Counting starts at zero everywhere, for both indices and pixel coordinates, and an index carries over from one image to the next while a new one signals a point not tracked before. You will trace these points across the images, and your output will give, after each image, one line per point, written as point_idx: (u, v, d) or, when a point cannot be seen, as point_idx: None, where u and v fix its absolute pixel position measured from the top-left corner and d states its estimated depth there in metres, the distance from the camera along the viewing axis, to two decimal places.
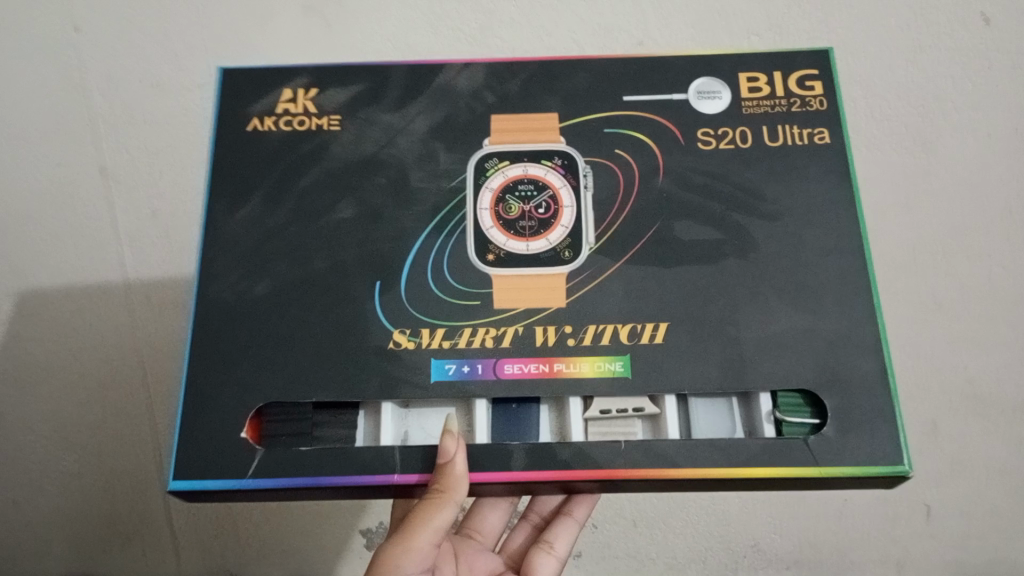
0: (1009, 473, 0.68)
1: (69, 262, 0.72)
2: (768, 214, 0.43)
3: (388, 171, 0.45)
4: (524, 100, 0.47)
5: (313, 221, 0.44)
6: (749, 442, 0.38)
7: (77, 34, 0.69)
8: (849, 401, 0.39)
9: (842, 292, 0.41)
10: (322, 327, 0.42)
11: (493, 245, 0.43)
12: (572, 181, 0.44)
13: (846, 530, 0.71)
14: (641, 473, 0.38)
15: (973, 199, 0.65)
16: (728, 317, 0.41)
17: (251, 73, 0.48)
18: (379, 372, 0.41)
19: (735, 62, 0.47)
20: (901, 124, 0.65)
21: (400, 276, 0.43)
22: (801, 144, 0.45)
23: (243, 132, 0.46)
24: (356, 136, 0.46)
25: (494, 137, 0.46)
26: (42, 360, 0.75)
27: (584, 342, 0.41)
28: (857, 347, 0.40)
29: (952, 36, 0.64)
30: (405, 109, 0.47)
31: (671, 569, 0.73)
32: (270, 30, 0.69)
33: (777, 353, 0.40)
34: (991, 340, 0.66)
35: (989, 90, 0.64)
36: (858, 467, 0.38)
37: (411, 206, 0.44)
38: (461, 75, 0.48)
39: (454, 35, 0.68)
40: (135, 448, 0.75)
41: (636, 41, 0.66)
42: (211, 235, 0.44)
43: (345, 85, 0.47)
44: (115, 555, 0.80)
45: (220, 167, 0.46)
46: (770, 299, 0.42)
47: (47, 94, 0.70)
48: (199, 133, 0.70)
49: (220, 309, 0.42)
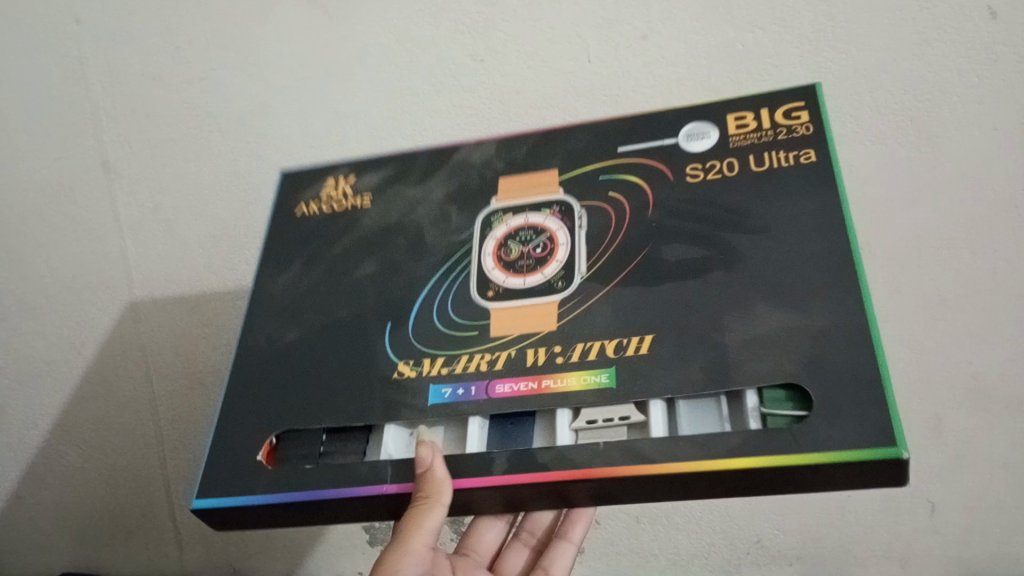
0: (1015, 469, 0.67)
1: (74, 255, 0.73)
2: (753, 228, 0.43)
3: (407, 234, 0.50)
4: (529, 163, 0.51)
5: (340, 280, 0.49)
6: (727, 436, 0.36)
7: (78, 27, 0.67)
8: (836, 389, 0.35)
9: (829, 288, 0.39)
10: (337, 364, 0.45)
11: (494, 283, 0.45)
12: (568, 223, 0.46)
13: (848, 526, 0.72)
14: (616, 472, 0.36)
15: (979, 191, 0.61)
16: (712, 323, 0.40)
17: (305, 171, 0.56)
18: (383, 398, 0.43)
19: (726, 107, 0.48)
20: (904, 117, 0.60)
21: (408, 317, 0.46)
22: (787, 166, 0.44)
23: (292, 216, 0.54)
24: (383, 209, 0.52)
25: (500, 196, 0.49)
26: (43, 355, 0.77)
27: (571, 359, 0.41)
28: (845, 336, 0.37)
29: (958, 28, 0.58)
30: (426, 184, 0.52)
31: (674, 563, 0.78)
32: (274, 24, 0.65)
33: (761, 351, 0.38)
34: (994, 335, 0.64)
35: (1003, 81, 0.58)
36: (844, 453, 0.34)
37: (424, 259, 0.49)
38: (476, 151, 0.53)
39: (456, 29, 0.63)
40: (134, 441, 0.78)
41: (638, 35, 0.61)
42: (259, 296, 0.50)
43: (378, 170, 0.54)
44: (123, 546, 0.85)
45: (274, 244, 0.53)
46: (755, 302, 0.40)
47: (50, 91, 0.69)
48: (191, 127, 0.68)
49: (256, 354, 0.47)
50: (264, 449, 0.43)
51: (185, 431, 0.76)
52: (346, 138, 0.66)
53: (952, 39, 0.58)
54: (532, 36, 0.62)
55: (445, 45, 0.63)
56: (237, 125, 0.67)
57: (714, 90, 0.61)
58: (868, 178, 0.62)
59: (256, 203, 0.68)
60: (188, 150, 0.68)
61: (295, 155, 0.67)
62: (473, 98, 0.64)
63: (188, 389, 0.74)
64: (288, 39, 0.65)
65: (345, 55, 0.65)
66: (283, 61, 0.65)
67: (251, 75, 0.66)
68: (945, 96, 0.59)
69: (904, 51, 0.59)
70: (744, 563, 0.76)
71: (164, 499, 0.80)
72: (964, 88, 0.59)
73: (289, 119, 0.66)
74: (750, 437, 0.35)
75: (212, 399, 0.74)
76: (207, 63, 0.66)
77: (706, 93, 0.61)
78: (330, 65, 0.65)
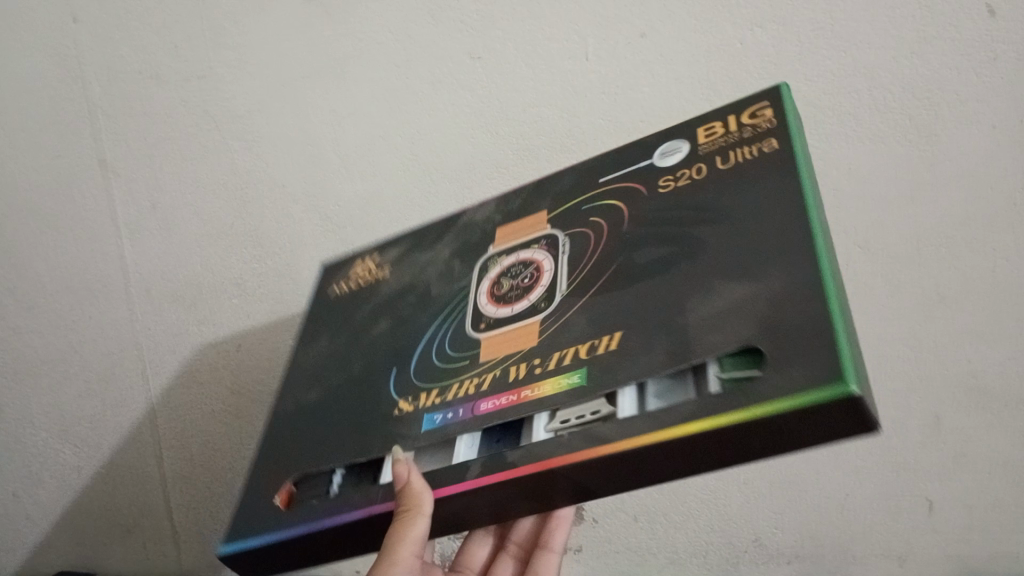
0: (1013, 465, 0.68)
1: (73, 252, 0.73)
2: (715, 217, 0.41)
3: (416, 292, 0.52)
4: (525, 209, 0.52)
5: (358, 343, 0.52)
6: (684, 407, 0.34)
7: (77, 26, 0.65)
8: (788, 339, 0.33)
9: (786, 252, 0.36)
10: (347, 413, 0.47)
11: (485, 316, 0.46)
12: (552, 252, 0.47)
13: (850, 524, 0.73)
14: (577, 458, 0.35)
15: (977, 188, 0.61)
16: (675, 307, 0.38)
17: (343, 259, 0.60)
18: (382, 433, 0.44)
19: (697, 122, 0.48)
20: (903, 116, 0.60)
21: (410, 361, 0.47)
22: (750, 158, 0.43)
23: (324, 298, 0.57)
24: (399, 276, 0.55)
25: (496, 243, 0.51)
26: (40, 354, 0.77)
27: (548, 368, 0.40)
28: (799, 290, 0.34)
29: (958, 26, 0.57)
30: (436, 247, 0.55)
31: (673, 561, 0.79)
32: (269, 23, 0.63)
33: (718, 322, 0.35)
34: (994, 333, 0.64)
35: (1006, 77, 0.57)
36: (791, 400, 0.31)
37: (429, 309, 0.50)
38: (479, 210, 0.55)
39: (456, 28, 0.61)
40: (131, 440, 0.79)
41: (637, 33, 0.59)
42: (293, 368, 0.54)
43: (398, 244, 0.57)
44: (119, 544, 0.85)
45: (310, 325, 0.56)
46: (716, 279, 0.38)
47: (46, 87, 0.68)
48: (188, 125, 0.67)
49: (283, 416, 0.50)
50: (282, 495, 0.45)
51: (184, 427, 0.77)
52: (344, 136, 0.65)
53: (953, 37, 0.57)
54: (529, 34, 0.60)
55: (444, 43, 0.62)
56: (233, 124, 0.66)
57: (712, 88, 0.60)
58: (868, 176, 0.62)
59: (253, 201, 0.68)
60: (183, 149, 0.68)
61: (292, 151, 0.66)
62: (471, 97, 0.63)
63: (185, 387, 0.75)
64: (283, 35, 0.63)
65: (338, 54, 0.63)
66: (276, 59, 0.64)
67: (243, 73, 0.65)
68: (944, 95, 0.59)
69: (904, 48, 0.58)
70: (742, 563, 0.77)
71: (163, 495, 0.81)
72: (965, 86, 0.58)
73: (287, 117, 0.65)
74: (704, 403, 0.33)
75: (211, 396, 0.75)
76: (207, 60, 0.65)
77: (706, 92, 0.60)
78: (326, 59, 0.63)
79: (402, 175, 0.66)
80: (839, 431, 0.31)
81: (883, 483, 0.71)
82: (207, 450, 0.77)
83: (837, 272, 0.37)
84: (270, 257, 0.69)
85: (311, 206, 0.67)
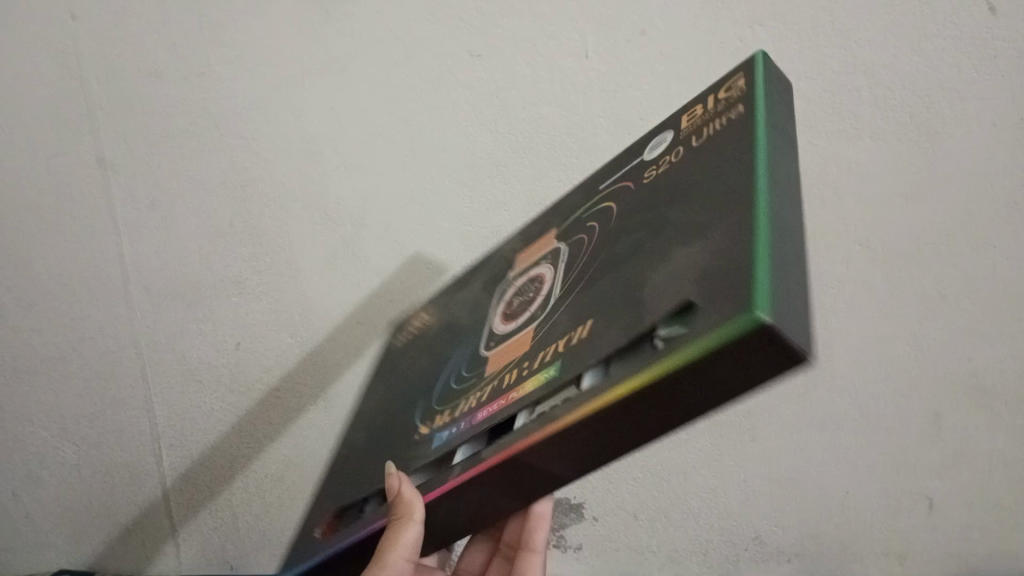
0: (1010, 464, 0.74)
1: (68, 253, 0.71)
2: (683, 187, 0.37)
3: (451, 328, 0.56)
4: (540, 233, 0.54)
5: (405, 383, 0.56)
6: (623, 370, 0.30)
7: (75, 24, 0.61)
8: (715, 278, 0.28)
9: (731, 197, 0.32)
10: (386, 445, 0.50)
11: (495, 333, 0.47)
12: (553, 263, 0.47)
13: (848, 522, 0.79)
14: (528, 442, 0.33)
15: (978, 186, 0.62)
16: (634, 277, 0.34)
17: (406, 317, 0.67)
18: (404, 456, 0.46)
19: (684, 110, 0.46)
20: (903, 113, 0.60)
21: (435, 389, 0.50)
22: (718, 125, 0.39)
23: (391, 353, 0.64)
24: (443, 318, 0.59)
25: (516, 268, 0.53)
26: (38, 352, 0.76)
27: (528, 367, 0.38)
28: (732, 229, 0.30)
29: (958, 23, 0.56)
30: (470, 286, 0.59)
31: (673, 558, 0.84)
32: (273, 21, 0.60)
33: (664, 279, 0.32)
34: (995, 331, 0.68)
35: (1005, 75, 0.57)
36: (706, 339, 0.27)
37: (457, 340, 0.53)
38: (504, 245, 0.58)
39: (457, 26, 0.59)
40: (132, 439, 0.80)
41: (636, 31, 0.58)
42: (358, 414, 0.59)
43: (445, 292, 0.63)
44: (117, 546, 0.88)
45: (377, 378, 0.62)
46: (672, 240, 0.34)
47: (35, 87, 0.63)
48: (194, 124, 0.64)
49: (345, 458, 0.55)
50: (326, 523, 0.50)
51: (185, 429, 0.80)
52: (343, 134, 0.64)
53: (953, 33, 0.56)
54: (529, 32, 0.59)
55: (445, 41, 0.60)
56: (233, 123, 0.64)
57: None
58: (871, 174, 0.62)
59: (253, 201, 0.68)
60: (183, 148, 0.66)
61: (291, 149, 0.65)
62: (471, 93, 0.62)
63: (186, 386, 0.77)
64: (287, 29, 0.60)
65: (334, 51, 0.61)
66: (277, 56, 0.61)
67: (246, 72, 0.62)
68: (944, 92, 0.58)
69: (905, 45, 0.57)
70: (743, 559, 0.83)
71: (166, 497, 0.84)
72: (965, 84, 0.58)
73: (288, 116, 0.64)
74: (638, 362, 0.30)
75: (209, 394, 0.78)
76: (207, 58, 0.61)
77: None
78: (326, 58, 0.61)
79: (406, 180, 0.66)
80: (768, 359, 0.26)
81: (883, 482, 0.76)
82: (207, 451, 0.81)
83: (794, 202, 0.32)
84: (269, 256, 0.70)
85: (312, 204, 0.68)
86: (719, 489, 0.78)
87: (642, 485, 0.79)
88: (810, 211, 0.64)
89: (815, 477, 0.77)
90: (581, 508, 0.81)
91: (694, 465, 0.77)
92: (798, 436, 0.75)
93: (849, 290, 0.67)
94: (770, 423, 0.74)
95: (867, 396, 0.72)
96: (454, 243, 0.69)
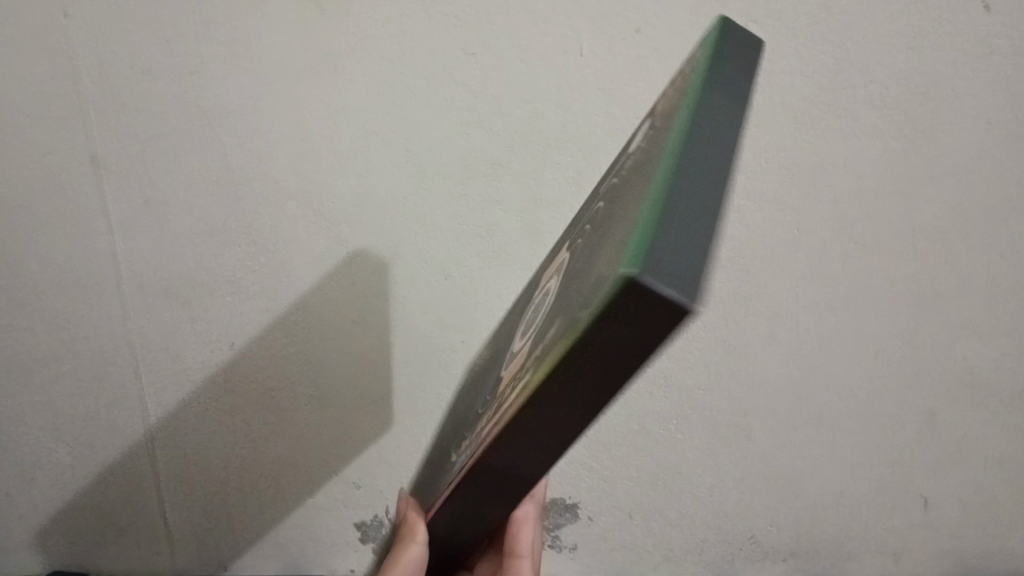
0: (1005, 461, 0.75)
1: (59, 253, 0.70)
2: (640, 165, 0.34)
3: (491, 353, 0.57)
4: (559, 247, 0.55)
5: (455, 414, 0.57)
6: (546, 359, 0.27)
7: (67, 21, 0.60)
8: (613, 246, 0.24)
9: (658, 160, 0.28)
10: (427, 471, 0.51)
11: (507, 352, 0.47)
12: (553, 276, 0.47)
13: (843, 522, 0.79)
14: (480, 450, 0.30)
15: (972, 183, 0.62)
16: (585, 264, 0.31)
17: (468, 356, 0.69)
18: (430, 484, 0.46)
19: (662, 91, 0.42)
20: (898, 110, 0.60)
21: (463, 416, 0.50)
22: (676, 95, 0.35)
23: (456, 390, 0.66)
24: (490, 349, 0.60)
25: (542, 285, 0.53)
26: (32, 352, 0.75)
27: (510, 378, 0.36)
28: (642, 190, 0.26)
29: (952, 20, 0.56)
30: (509, 313, 0.60)
31: (669, 557, 0.83)
32: (268, 17, 0.60)
33: (596, 260, 0.28)
34: (991, 328, 0.68)
35: (998, 71, 0.58)
36: (585, 313, 0.22)
37: (491, 364, 0.54)
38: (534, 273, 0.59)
39: (451, 22, 0.59)
40: (126, 440, 0.80)
41: (632, 29, 0.58)
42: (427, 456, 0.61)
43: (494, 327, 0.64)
44: (108, 543, 0.88)
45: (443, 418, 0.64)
46: (617, 218, 0.30)
47: (25, 85, 0.63)
48: (187, 122, 0.64)
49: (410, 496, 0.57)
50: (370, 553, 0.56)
51: (180, 427, 0.79)
52: (339, 133, 0.64)
53: (947, 30, 0.57)
54: (525, 29, 0.59)
55: (438, 37, 0.60)
56: (228, 121, 0.64)
57: None
58: (868, 171, 0.62)
59: (247, 200, 0.67)
60: (178, 146, 0.65)
61: (285, 149, 0.65)
62: (465, 91, 0.62)
63: (178, 387, 0.77)
64: (282, 25, 0.60)
65: (329, 48, 0.61)
66: (272, 53, 0.61)
67: (242, 69, 0.62)
68: (939, 89, 0.59)
69: (900, 42, 0.57)
70: (738, 558, 0.82)
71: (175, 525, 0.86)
72: (959, 80, 0.58)
73: (283, 115, 0.64)
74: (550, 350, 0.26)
75: (204, 392, 0.77)
76: (201, 55, 0.61)
77: None
78: (321, 57, 0.61)
79: (405, 183, 0.66)
80: (656, 326, 0.21)
81: (878, 480, 0.77)
82: (201, 449, 0.81)
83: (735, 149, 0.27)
84: (263, 255, 0.69)
85: (305, 202, 0.67)
86: (715, 488, 0.78)
87: (637, 485, 0.79)
88: (805, 210, 0.64)
89: (812, 476, 0.77)
90: (578, 508, 0.81)
91: (689, 463, 0.77)
92: (795, 435, 0.75)
93: (845, 288, 0.67)
94: (765, 421, 0.74)
95: (864, 394, 0.72)
96: (453, 242, 0.68)
